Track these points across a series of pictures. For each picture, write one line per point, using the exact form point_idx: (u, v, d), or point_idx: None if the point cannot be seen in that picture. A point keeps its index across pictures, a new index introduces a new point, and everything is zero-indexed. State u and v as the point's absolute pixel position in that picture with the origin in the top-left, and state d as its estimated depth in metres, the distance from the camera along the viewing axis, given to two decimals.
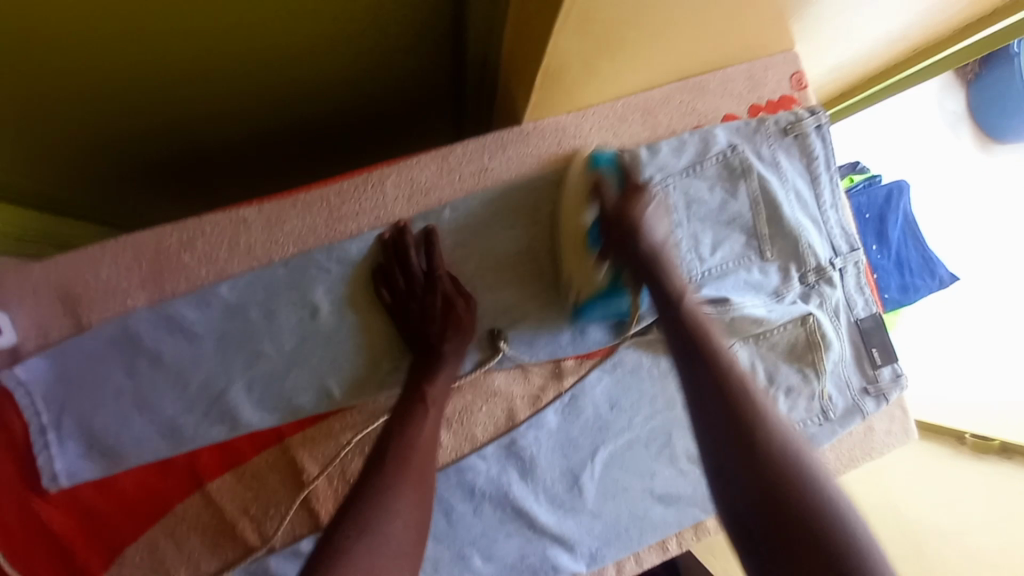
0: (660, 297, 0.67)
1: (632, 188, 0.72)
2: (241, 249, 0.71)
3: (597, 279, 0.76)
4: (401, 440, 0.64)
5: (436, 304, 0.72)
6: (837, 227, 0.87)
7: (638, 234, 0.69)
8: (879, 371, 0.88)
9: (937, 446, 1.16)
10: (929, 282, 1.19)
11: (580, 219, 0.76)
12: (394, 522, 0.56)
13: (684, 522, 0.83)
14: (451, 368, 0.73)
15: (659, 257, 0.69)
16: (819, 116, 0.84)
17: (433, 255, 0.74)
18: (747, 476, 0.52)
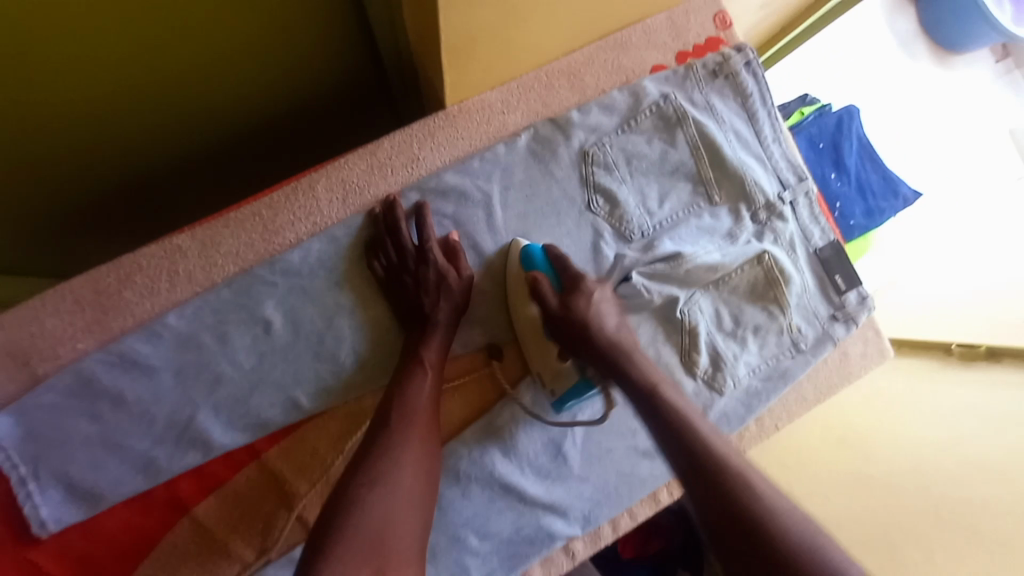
0: (621, 381, 0.70)
1: (570, 285, 0.75)
2: (182, 277, 0.71)
3: (564, 376, 0.76)
4: (400, 404, 0.67)
5: (429, 274, 0.73)
6: (782, 160, 0.86)
7: (589, 325, 0.72)
8: (845, 296, 0.87)
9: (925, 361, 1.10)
10: (893, 203, 1.19)
11: (531, 315, 0.78)
12: (402, 481, 0.62)
13: (672, 470, 0.83)
14: (445, 337, 0.73)
15: (617, 346, 0.72)
16: (745, 52, 0.83)
17: (422, 224, 0.75)
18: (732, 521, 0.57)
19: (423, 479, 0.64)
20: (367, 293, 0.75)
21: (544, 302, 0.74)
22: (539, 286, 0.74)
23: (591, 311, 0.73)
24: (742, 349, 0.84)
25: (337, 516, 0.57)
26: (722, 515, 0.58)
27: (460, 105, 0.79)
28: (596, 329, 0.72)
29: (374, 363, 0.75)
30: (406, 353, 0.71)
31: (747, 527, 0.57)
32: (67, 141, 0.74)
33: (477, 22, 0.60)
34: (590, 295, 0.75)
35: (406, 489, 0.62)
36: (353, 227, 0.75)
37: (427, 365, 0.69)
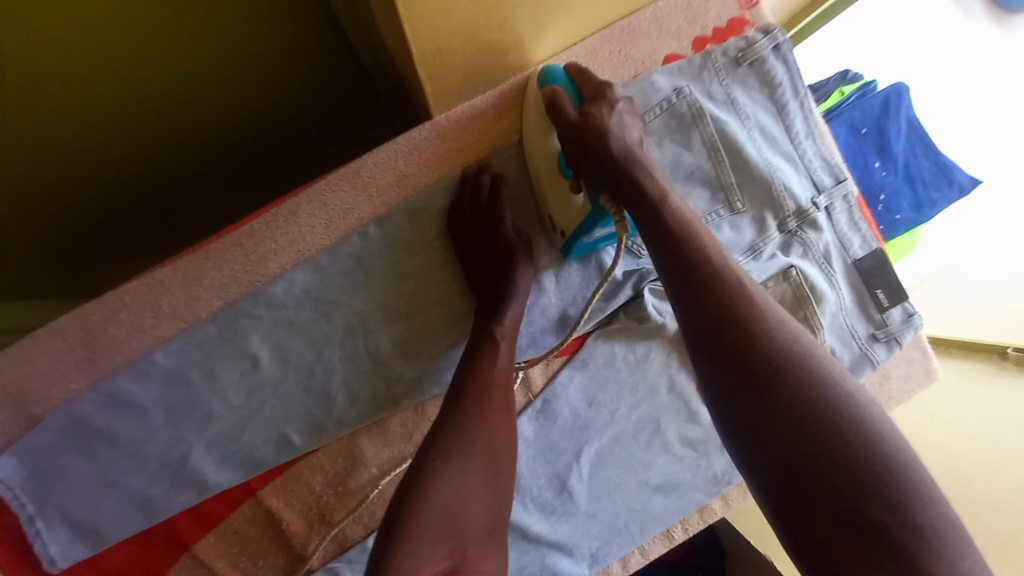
0: (647, 234, 0.55)
1: (593, 97, 0.62)
2: (166, 313, 0.69)
3: (575, 211, 0.67)
4: (476, 374, 0.63)
5: (498, 249, 0.69)
6: (817, 159, 0.76)
7: (606, 143, 0.58)
8: (888, 314, 0.78)
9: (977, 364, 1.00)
10: (949, 192, 1.06)
11: (548, 148, 0.68)
12: (476, 455, 0.57)
13: (686, 509, 0.78)
14: (519, 310, 0.69)
15: (631, 175, 0.57)
16: (773, 34, 0.73)
17: (497, 197, 0.71)
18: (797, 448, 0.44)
19: (503, 453, 0.60)
20: (357, 323, 0.70)
21: (561, 114, 0.61)
22: (557, 98, 0.61)
23: (611, 124, 0.60)
24: None
25: (413, 491, 0.53)
26: (781, 430, 0.44)
27: (450, 114, 0.71)
28: (616, 151, 0.58)
29: (367, 398, 0.71)
30: (478, 324, 0.68)
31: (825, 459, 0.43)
32: (53, 164, 0.73)
33: (456, 24, 0.55)
34: (614, 108, 0.61)
35: (480, 456, 0.57)
36: (339, 254, 0.70)
37: (501, 338, 0.66)
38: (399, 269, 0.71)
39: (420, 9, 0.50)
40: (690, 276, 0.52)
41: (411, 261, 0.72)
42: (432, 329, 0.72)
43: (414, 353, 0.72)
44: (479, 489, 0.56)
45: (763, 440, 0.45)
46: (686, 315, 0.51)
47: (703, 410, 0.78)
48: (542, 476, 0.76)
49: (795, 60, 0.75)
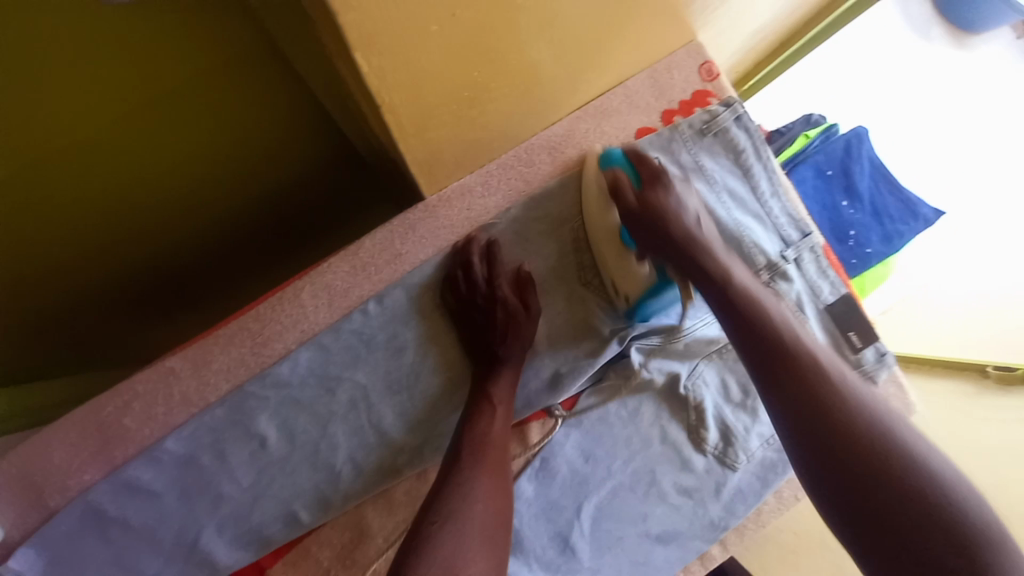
0: (708, 291, 0.66)
1: (650, 180, 0.70)
2: (177, 399, 0.72)
3: (640, 280, 0.73)
4: (470, 437, 0.66)
5: (498, 314, 0.73)
6: (782, 215, 0.82)
7: (669, 227, 0.68)
8: (861, 354, 0.82)
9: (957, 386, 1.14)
10: (915, 224, 1.12)
11: (610, 217, 0.75)
12: (473, 512, 0.58)
13: (687, 558, 0.80)
14: (515, 373, 0.73)
15: (693, 246, 0.67)
16: (733, 107, 0.79)
17: (494, 263, 0.75)
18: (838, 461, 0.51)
19: (500, 514, 0.61)
20: (360, 397, 0.73)
21: (621, 199, 0.70)
22: (618, 184, 0.70)
23: (672, 206, 0.68)
24: (754, 420, 0.81)
25: (409, 553, 0.54)
26: (837, 442, 0.51)
27: (439, 195, 0.76)
28: (673, 219, 0.68)
29: (372, 469, 0.74)
30: (474, 390, 0.72)
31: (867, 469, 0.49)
32: (60, 264, 0.74)
33: (441, 134, 0.59)
34: (670, 192, 0.69)
35: (476, 516, 0.58)
36: (339, 333, 0.73)
37: (496, 400, 0.69)
38: (398, 342, 0.75)
39: (407, 133, 0.54)
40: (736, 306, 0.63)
41: (410, 333, 0.75)
42: (431, 398, 0.75)
43: (415, 423, 0.75)
44: (475, 546, 0.55)
45: (799, 428, 0.54)
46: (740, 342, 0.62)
47: (697, 458, 0.81)
48: (545, 534, 0.78)
49: (755, 127, 0.81)
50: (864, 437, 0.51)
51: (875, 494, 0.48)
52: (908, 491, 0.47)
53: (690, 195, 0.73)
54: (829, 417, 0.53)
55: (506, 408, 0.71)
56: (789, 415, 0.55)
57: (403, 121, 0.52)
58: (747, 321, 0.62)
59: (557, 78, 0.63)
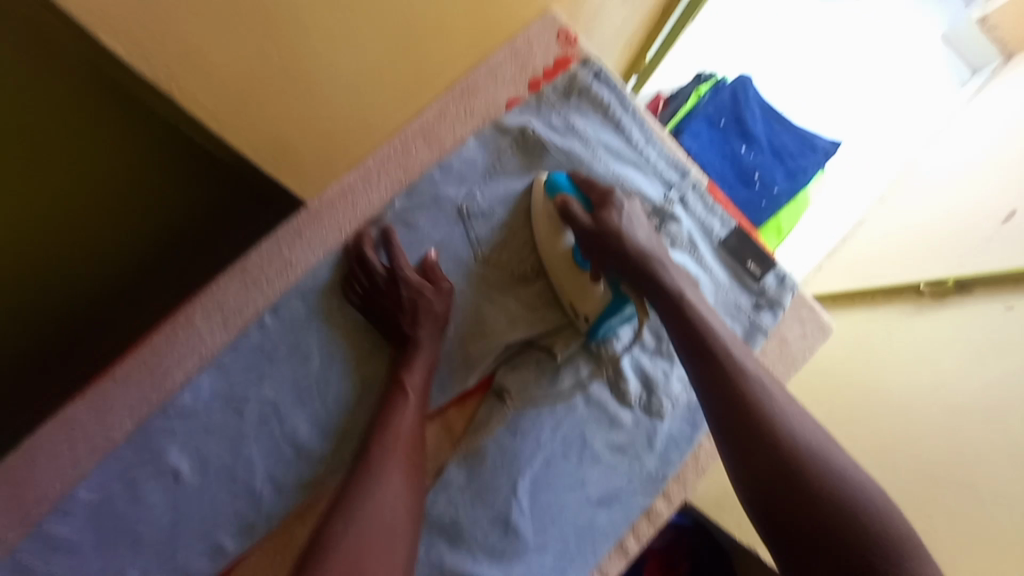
0: (660, 301, 0.69)
1: (601, 202, 0.74)
2: (83, 447, 0.70)
3: (598, 299, 0.76)
4: (380, 429, 0.67)
5: (406, 298, 0.73)
6: (661, 161, 0.85)
7: (620, 247, 0.71)
8: (763, 281, 0.84)
9: (902, 307, 1.26)
10: (815, 156, 1.18)
11: (561, 248, 0.77)
12: (377, 508, 0.61)
13: (631, 516, 0.80)
14: (429, 357, 0.74)
15: (648, 258, 0.71)
16: (590, 65, 0.83)
17: (394, 247, 0.76)
18: (783, 482, 0.56)
19: (409, 503, 0.64)
20: (269, 412, 0.73)
21: (576, 222, 0.73)
22: (570, 207, 0.74)
23: (623, 226, 0.72)
24: (672, 363, 0.83)
25: (316, 553, 0.56)
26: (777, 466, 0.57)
27: (321, 198, 0.76)
28: (626, 241, 0.71)
29: (293, 483, 0.73)
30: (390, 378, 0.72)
31: (813, 491, 0.55)
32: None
33: None
34: (622, 213, 0.73)
35: (381, 510, 0.61)
36: (237, 352, 0.73)
37: (407, 389, 0.69)
38: (301, 351, 0.74)
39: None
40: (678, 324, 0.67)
41: (313, 339, 0.75)
42: (344, 401, 0.75)
43: (331, 429, 0.74)
44: (380, 543, 0.59)
45: (764, 479, 0.57)
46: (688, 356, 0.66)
47: (623, 413, 0.81)
48: (484, 518, 0.76)
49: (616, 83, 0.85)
50: (808, 459, 0.57)
51: (843, 530, 0.53)
52: (840, 499, 0.54)
53: (638, 206, 0.77)
54: (788, 460, 0.57)
55: (421, 392, 0.72)
56: (722, 411, 0.61)
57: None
58: (694, 348, 0.65)
59: (392, 66, 0.65)
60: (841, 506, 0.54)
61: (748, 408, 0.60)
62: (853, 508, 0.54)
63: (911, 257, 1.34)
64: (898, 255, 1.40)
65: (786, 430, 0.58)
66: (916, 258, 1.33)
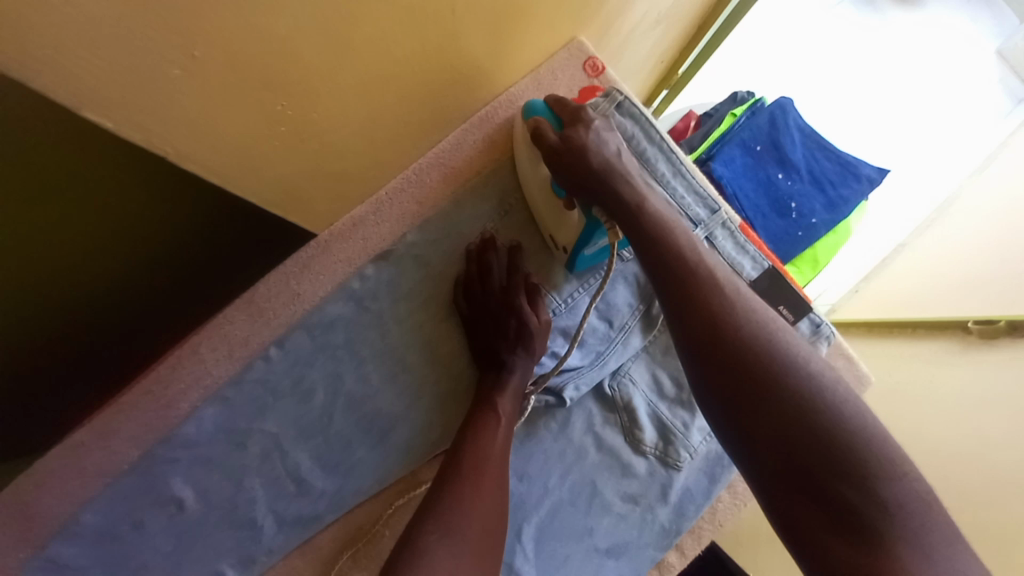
0: (633, 240, 0.61)
1: (571, 120, 0.66)
2: (90, 472, 0.70)
3: (574, 227, 0.70)
4: (473, 445, 0.63)
5: (511, 322, 0.71)
6: (689, 196, 0.79)
7: (589, 161, 0.63)
8: (797, 328, 0.78)
9: (947, 344, 1.17)
10: (858, 186, 1.11)
11: (541, 177, 0.72)
12: (467, 533, 0.55)
13: (640, 569, 0.76)
14: (520, 387, 0.70)
15: (616, 175, 0.63)
16: (612, 95, 0.75)
17: (511, 268, 0.74)
18: (787, 442, 0.46)
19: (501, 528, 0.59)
20: (272, 446, 0.71)
21: (544, 141, 0.66)
22: (540, 129, 0.66)
23: (591, 141, 0.64)
24: (692, 415, 0.78)
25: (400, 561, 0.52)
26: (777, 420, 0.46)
27: (331, 230, 0.73)
28: (596, 156, 0.63)
29: (293, 519, 0.72)
30: (478, 398, 0.69)
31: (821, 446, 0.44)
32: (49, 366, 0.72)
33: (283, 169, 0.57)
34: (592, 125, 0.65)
35: (472, 527, 0.56)
36: (241, 384, 0.71)
37: (501, 411, 0.66)
38: (305, 385, 0.72)
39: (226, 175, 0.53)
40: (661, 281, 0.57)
41: (316, 374, 0.72)
42: (347, 438, 0.73)
43: (333, 466, 0.72)
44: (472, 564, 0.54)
45: (767, 446, 0.46)
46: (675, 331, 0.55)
47: (636, 461, 0.77)
48: None
49: (637, 101, 0.78)
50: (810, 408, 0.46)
51: (859, 499, 0.43)
52: (850, 458, 0.44)
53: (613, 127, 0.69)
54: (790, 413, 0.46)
55: (511, 418, 0.68)
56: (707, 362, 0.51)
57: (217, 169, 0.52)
58: (685, 306, 0.54)
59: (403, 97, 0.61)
60: (854, 468, 0.44)
61: (733, 352, 0.50)
62: (863, 457, 0.44)
63: (955, 294, 1.25)
64: (944, 288, 1.31)
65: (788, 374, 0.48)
66: (963, 294, 1.23)
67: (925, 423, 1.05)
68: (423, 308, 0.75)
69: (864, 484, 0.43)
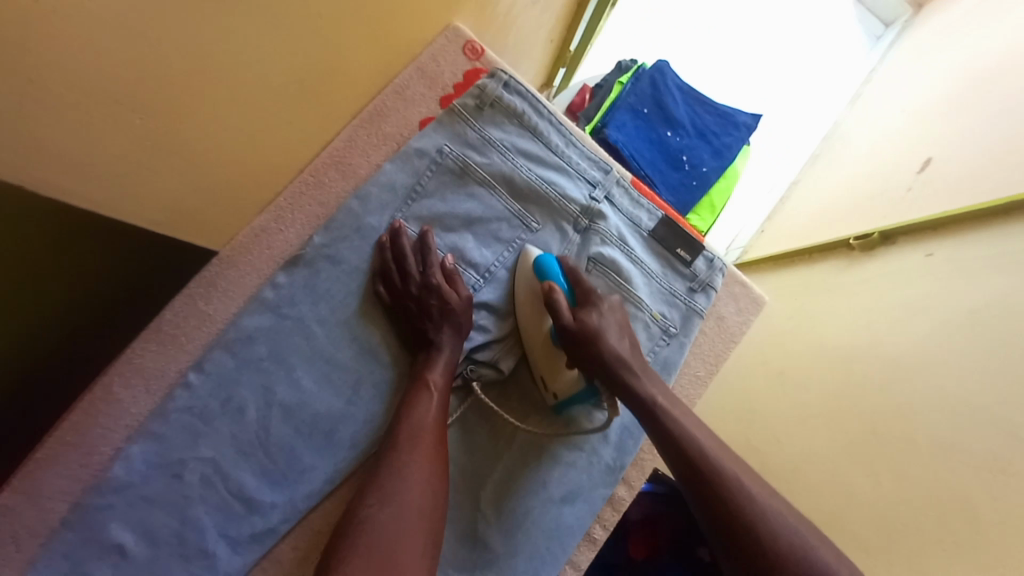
0: (637, 407, 0.72)
1: (583, 300, 0.77)
2: (14, 540, 0.65)
3: (569, 383, 0.77)
4: (409, 421, 0.67)
5: (433, 302, 0.74)
6: (583, 161, 0.84)
7: (601, 348, 0.73)
8: (694, 266, 0.87)
9: (837, 262, 1.33)
10: (737, 133, 1.23)
11: (544, 333, 0.78)
12: (409, 495, 0.62)
13: (595, 508, 0.82)
14: (451, 363, 0.74)
15: (629, 368, 0.73)
16: (497, 76, 0.79)
17: (425, 252, 0.76)
18: (735, 538, 0.61)
19: (438, 491, 0.65)
20: (213, 469, 0.70)
21: (558, 314, 0.74)
22: (555, 297, 0.74)
23: (601, 326, 0.74)
24: None
25: (349, 537, 0.58)
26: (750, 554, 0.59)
27: (233, 246, 0.72)
28: (608, 346, 0.73)
29: (249, 537, 0.71)
30: (411, 379, 0.72)
31: (762, 552, 0.59)
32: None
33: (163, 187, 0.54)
34: (601, 310, 0.76)
35: (409, 493, 0.62)
36: (169, 415, 0.69)
37: (434, 386, 0.70)
38: (235, 403, 0.71)
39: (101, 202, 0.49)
40: (700, 486, 0.64)
41: (244, 391, 0.72)
42: (290, 446, 0.73)
43: (282, 477, 0.72)
44: (411, 526, 0.60)
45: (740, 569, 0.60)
46: (702, 517, 0.64)
47: (576, 412, 0.83)
48: (453, 537, 0.76)
49: (523, 79, 0.82)
50: (746, 511, 0.61)
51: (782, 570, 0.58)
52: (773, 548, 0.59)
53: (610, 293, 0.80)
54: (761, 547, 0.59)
55: (444, 391, 0.72)
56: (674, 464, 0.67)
57: (101, 199, 0.49)
58: (694, 477, 0.65)
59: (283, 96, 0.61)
60: (777, 553, 0.59)
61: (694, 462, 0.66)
62: (779, 543, 0.59)
63: (843, 220, 1.41)
64: (831, 214, 1.48)
65: (731, 484, 0.63)
66: (847, 219, 1.40)
67: (829, 332, 1.19)
68: (347, 307, 0.76)
69: (782, 557, 0.59)
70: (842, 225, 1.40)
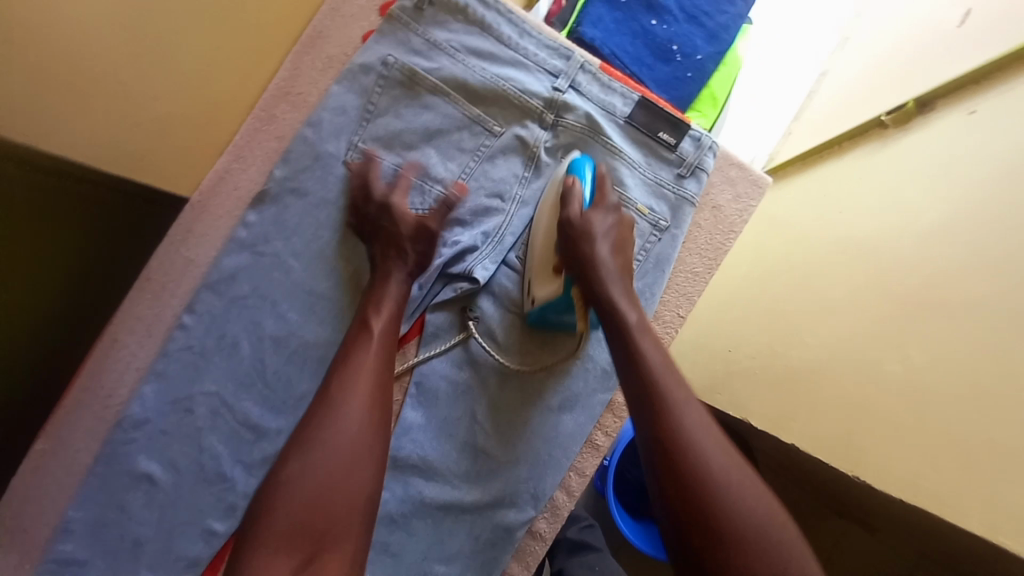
0: (614, 338, 0.66)
1: (596, 204, 0.73)
2: (62, 477, 0.73)
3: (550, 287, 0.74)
4: (344, 367, 0.61)
5: (384, 224, 0.72)
6: (540, 50, 0.78)
7: (587, 248, 0.70)
8: (680, 149, 0.80)
9: (868, 145, 1.16)
10: (733, 10, 1.10)
11: (552, 225, 0.75)
12: (336, 452, 0.56)
13: (596, 413, 0.82)
14: (398, 302, 0.69)
15: (614, 286, 0.69)
16: None
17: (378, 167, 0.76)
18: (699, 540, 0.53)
19: (370, 443, 0.58)
20: (218, 401, 0.74)
21: (569, 202, 0.72)
22: (572, 190, 0.72)
23: (597, 230, 0.71)
24: None
25: (275, 484, 0.55)
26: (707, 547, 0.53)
27: (203, 190, 0.75)
28: (589, 249, 0.70)
29: (261, 461, 0.76)
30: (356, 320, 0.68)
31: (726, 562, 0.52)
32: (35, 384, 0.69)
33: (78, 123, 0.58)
34: (607, 216, 0.73)
35: (336, 448, 0.56)
36: (168, 355, 0.74)
37: (373, 326, 0.65)
38: (228, 340, 0.75)
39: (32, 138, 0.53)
40: (665, 442, 0.57)
41: (235, 327, 0.75)
42: (285, 375, 0.76)
43: (281, 404, 0.76)
44: (333, 486, 0.55)
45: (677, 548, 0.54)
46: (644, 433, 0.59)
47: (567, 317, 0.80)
48: (452, 449, 0.77)
49: None
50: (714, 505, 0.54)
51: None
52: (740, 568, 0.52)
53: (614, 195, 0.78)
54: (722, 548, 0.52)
55: (388, 331, 0.66)
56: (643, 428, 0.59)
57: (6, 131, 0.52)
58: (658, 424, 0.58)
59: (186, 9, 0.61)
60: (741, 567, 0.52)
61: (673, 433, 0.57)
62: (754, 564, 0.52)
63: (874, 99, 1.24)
64: (864, 92, 1.31)
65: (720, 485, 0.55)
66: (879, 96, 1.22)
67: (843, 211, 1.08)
68: (318, 237, 0.76)
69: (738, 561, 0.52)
70: (876, 101, 1.23)
